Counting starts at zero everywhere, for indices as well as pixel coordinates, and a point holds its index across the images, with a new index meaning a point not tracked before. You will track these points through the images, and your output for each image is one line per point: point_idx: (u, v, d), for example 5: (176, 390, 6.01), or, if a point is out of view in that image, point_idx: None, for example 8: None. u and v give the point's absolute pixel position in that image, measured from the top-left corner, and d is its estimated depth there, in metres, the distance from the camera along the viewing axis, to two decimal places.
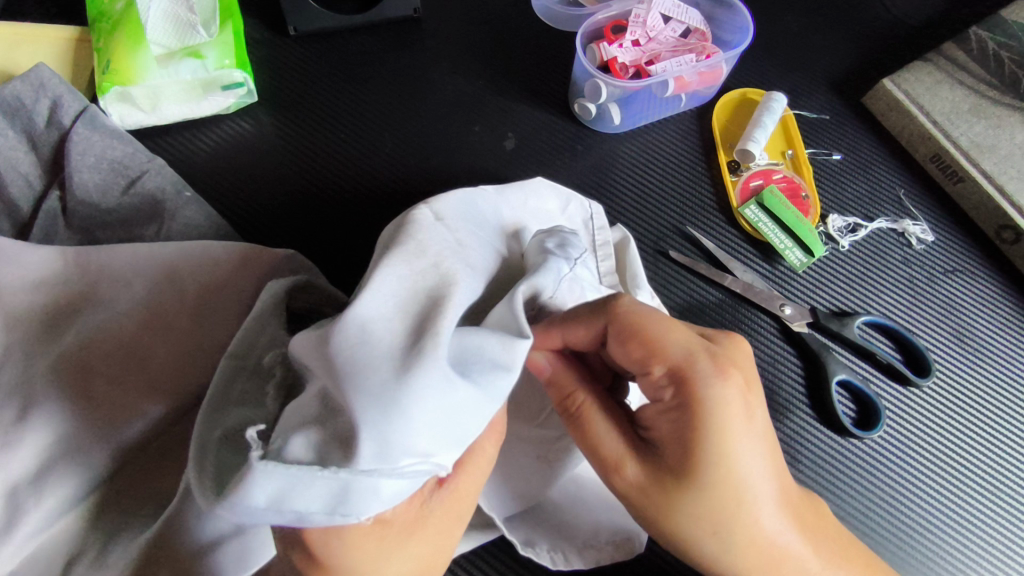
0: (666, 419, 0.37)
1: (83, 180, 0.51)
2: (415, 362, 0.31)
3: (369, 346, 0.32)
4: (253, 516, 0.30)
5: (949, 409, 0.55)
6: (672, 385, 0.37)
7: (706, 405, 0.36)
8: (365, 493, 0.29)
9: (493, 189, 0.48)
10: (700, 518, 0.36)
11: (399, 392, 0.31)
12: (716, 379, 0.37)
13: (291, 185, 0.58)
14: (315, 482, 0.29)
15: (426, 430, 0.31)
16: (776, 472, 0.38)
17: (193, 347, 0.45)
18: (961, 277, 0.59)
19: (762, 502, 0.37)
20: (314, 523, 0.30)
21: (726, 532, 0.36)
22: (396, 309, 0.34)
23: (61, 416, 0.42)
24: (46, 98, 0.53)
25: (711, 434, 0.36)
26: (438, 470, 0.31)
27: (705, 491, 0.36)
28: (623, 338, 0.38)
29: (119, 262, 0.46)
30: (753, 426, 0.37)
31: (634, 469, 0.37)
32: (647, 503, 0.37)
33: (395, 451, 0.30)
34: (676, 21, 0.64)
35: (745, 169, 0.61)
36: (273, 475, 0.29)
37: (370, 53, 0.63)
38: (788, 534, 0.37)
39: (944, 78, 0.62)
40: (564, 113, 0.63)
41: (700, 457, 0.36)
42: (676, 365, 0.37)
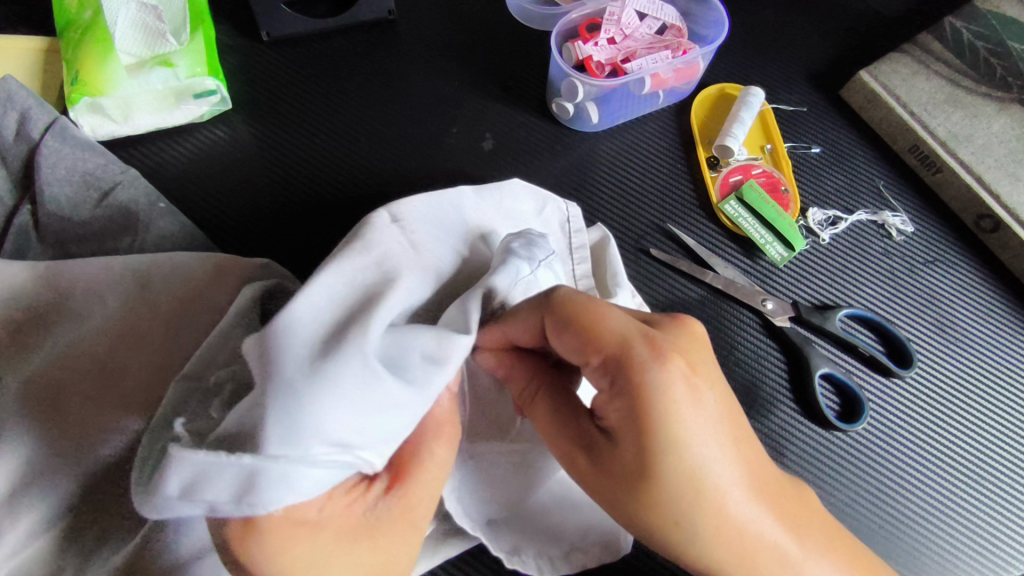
0: (614, 409, 0.35)
1: (54, 193, 0.50)
2: (347, 352, 0.32)
3: (298, 340, 0.33)
4: (177, 509, 0.30)
5: (928, 395, 0.55)
6: (613, 373, 0.34)
7: (648, 391, 0.33)
8: (275, 481, 0.29)
9: (470, 189, 0.47)
10: (662, 509, 0.34)
11: (324, 381, 0.31)
12: (655, 365, 0.33)
13: (270, 194, 0.57)
14: (223, 469, 0.29)
15: (349, 417, 0.31)
16: (743, 460, 0.34)
17: (167, 360, 0.45)
18: (942, 266, 0.59)
19: (724, 491, 0.33)
20: (225, 513, 0.30)
21: (688, 521, 0.33)
22: (334, 309, 0.35)
23: (33, 435, 0.41)
24: (14, 111, 0.52)
25: (658, 423, 0.33)
26: (355, 462, 0.31)
27: (657, 479, 0.33)
28: (560, 329, 0.35)
29: (91, 277, 0.45)
30: (704, 404, 0.34)
31: (586, 461, 0.36)
32: (605, 493, 0.36)
33: (309, 439, 0.30)
34: (651, 17, 0.64)
35: (724, 165, 0.61)
36: (187, 466, 0.29)
37: (346, 57, 0.63)
38: (764, 522, 0.34)
39: (920, 69, 0.62)
40: (541, 112, 0.62)
41: (646, 446, 0.33)
42: (612, 353, 0.34)
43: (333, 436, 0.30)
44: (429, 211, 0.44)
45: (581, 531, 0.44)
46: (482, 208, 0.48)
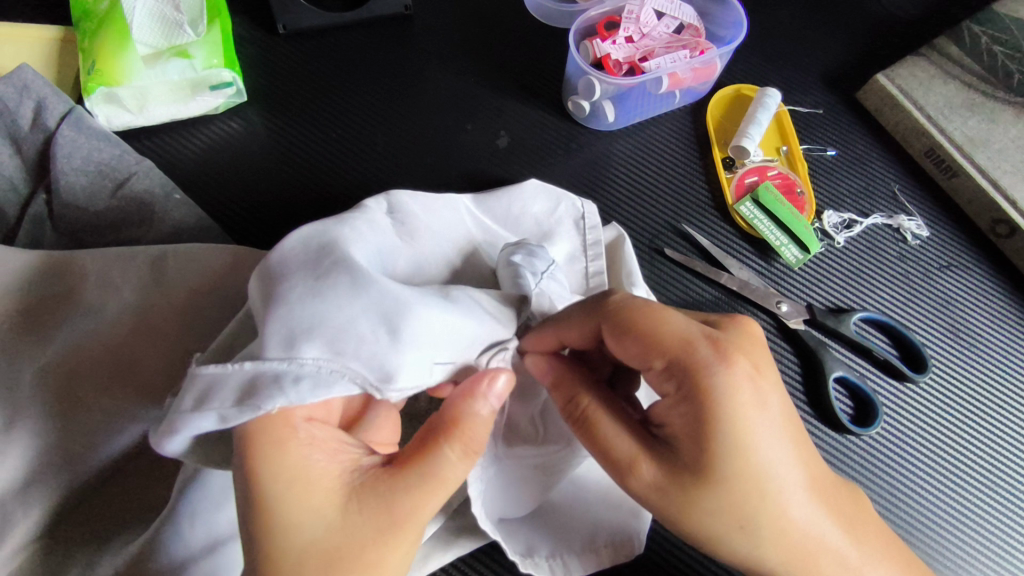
0: (678, 413, 0.34)
1: (70, 182, 0.50)
2: (341, 266, 0.35)
3: (294, 267, 0.35)
4: (187, 426, 0.32)
5: (950, 400, 0.55)
6: (676, 377, 0.34)
7: (714, 392, 0.33)
8: (269, 383, 0.31)
9: (471, 199, 0.51)
10: (727, 513, 0.33)
11: (317, 289, 0.34)
12: (720, 365, 0.33)
13: (284, 188, 0.57)
14: (227, 377, 0.32)
15: (341, 321, 0.33)
16: (803, 462, 0.34)
17: (181, 352, 0.44)
18: (957, 271, 0.59)
19: (783, 493, 0.33)
20: (232, 422, 0.32)
21: (754, 524, 0.33)
22: (318, 234, 0.38)
23: (45, 426, 0.41)
24: (30, 100, 0.52)
25: (722, 424, 0.33)
26: (348, 370, 0.32)
27: (725, 483, 0.33)
28: (619, 332, 0.36)
29: (106, 266, 0.45)
30: (769, 409, 0.34)
31: (648, 468, 0.34)
32: (666, 501, 0.34)
33: (302, 343, 0.32)
34: (669, 16, 0.63)
35: (740, 165, 0.61)
36: (201, 375, 0.32)
37: (360, 51, 0.63)
38: (823, 523, 0.34)
39: (938, 73, 0.62)
40: (557, 110, 0.62)
41: (712, 450, 0.33)
42: (676, 354, 0.34)
43: (325, 338, 0.32)
44: (418, 226, 0.46)
45: (595, 530, 0.44)
46: (479, 220, 0.50)
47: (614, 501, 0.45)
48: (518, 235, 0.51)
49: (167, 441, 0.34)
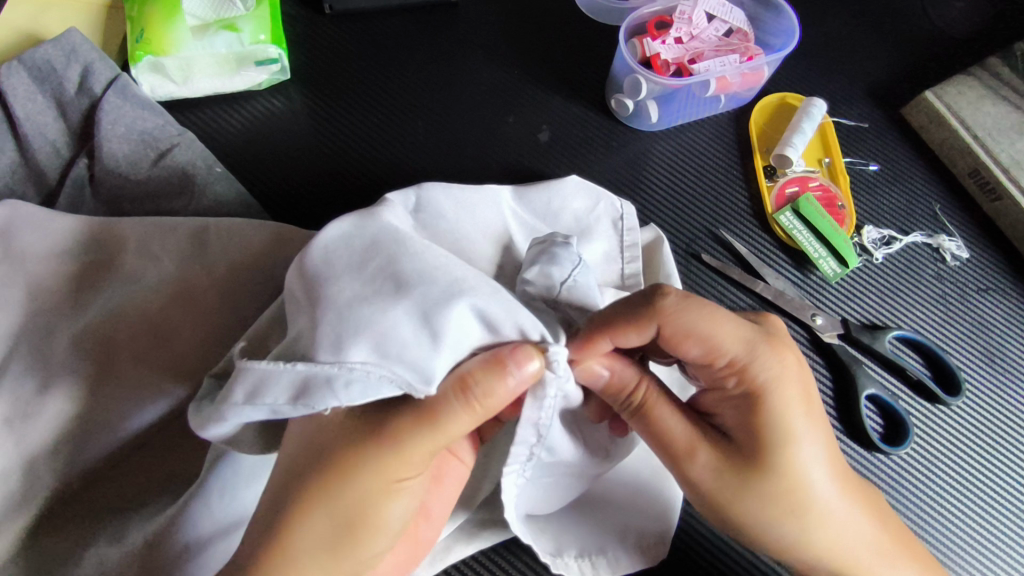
0: (732, 405, 0.38)
1: (112, 149, 0.50)
2: (386, 270, 0.33)
3: (334, 264, 0.34)
4: (236, 416, 0.32)
5: (982, 425, 0.54)
6: (735, 375, 0.37)
7: (770, 390, 0.36)
8: (322, 385, 0.30)
9: (510, 192, 0.49)
10: (782, 502, 0.36)
11: (362, 295, 0.32)
12: (774, 362, 0.37)
13: (323, 169, 0.57)
14: (279, 374, 0.31)
15: (387, 324, 0.32)
16: (835, 460, 0.38)
17: (218, 326, 0.44)
18: (994, 295, 0.58)
19: (821, 486, 0.37)
20: (286, 416, 0.31)
21: (802, 512, 0.37)
22: (358, 233, 0.36)
23: (82, 390, 0.41)
24: (77, 64, 0.52)
25: (776, 419, 0.36)
26: (392, 373, 0.31)
27: (778, 472, 0.36)
28: (678, 337, 0.36)
29: (147, 235, 0.45)
30: (811, 406, 0.38)
31: (705, 454, 0.37)
32: (721, 487, 0.37)
33: (346, 348, 0.31)
34: (719, 20, 0.63)
35: (781, 175, 0.60)
36: (249, 370, 0.32)
37: (404, 35, 0.62)
38: (853, 514, 0.38)
39: (987, 93, 0.61)
40: (599, 107, 0.62)
41: (768, 443, 0.36)
42: (735, 355, 0.37)
43: (372, 342, 0.31)
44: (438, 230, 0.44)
45: (622, 535, 0.44)
46: (515, 216, 0.48)
47: (641, 505, 0.45)
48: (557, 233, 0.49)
49: (210, 426, 0.33)
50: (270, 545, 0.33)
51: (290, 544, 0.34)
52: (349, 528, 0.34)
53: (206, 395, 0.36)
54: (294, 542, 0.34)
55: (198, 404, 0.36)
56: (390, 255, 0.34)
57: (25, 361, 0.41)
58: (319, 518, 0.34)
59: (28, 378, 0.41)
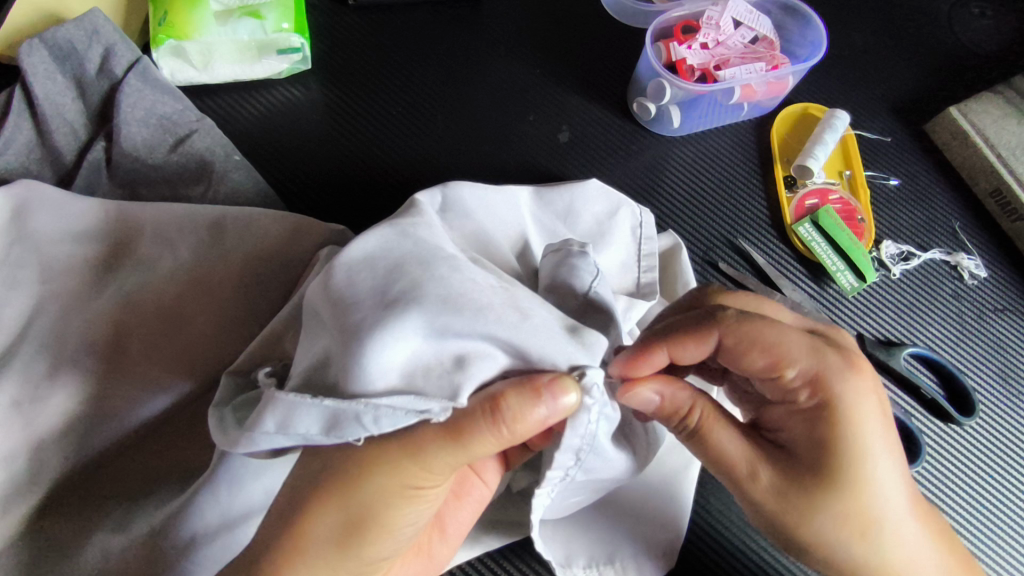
0: (801, 421, 0.37)
1: (130, 133, 0.49)
2: (407, 293, 0.33)
3: (357, 284, 0.34)
4: (266, 441, 0.32)
5: (993, 445, 0.54)
6: (806, 387, 0.36)
7: (843, 401, 0.36)
8: (351, 419, 0.30)
9: (532, 194, 0.49)
10: (852, 522, 0.36)
11: (381, 322, 0.32)
12: (849, 376, 0.36)
13: (340, 160, 0.56)
14: (308, 407, 0.31)
15: (408, 351, 0.32)
16: (907, 482, 0.37)
17: (233, 316, 0.44)
18: (1011, 316, 0.58)
19: (893, 507, 0.36)
20: (318, 444, 0.32)
21: (873, 533, 0.36)
22: (383, 253, 0.35)
23: (94, 376, 0.41)
24: (99, 46, 0.51)
25: (849, 435, 0.35)
26: (415, 405, 0.31)
27: (850, 492, 0.35)
28: (741, 349, 0.36)
29: (163, 221, 0.44)
30: (886, 426, 0.37)
31: (768, 476, 0.36)
32: (787, 508, 0.36)
33: (371, 375, 0.31)
34: (746, 27, 0.62)
35: (801, 186, 0.60)
36: (279, 401, 0.31)
37: (426, 28, 0.62)
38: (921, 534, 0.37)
39: (1010, 113, 0.61)
40: (621, 111, 0.61)
41: (840, 464, 0.35)
42: (807, 366, 0.36)
43: (401, 372, 0.32)
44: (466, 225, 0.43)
45: (627, 545, 0.44)
46: (534, 218, 0.48)
47: (645, 516, 0.45)
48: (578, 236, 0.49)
49: (237, 447, 0.34)
50: (284, 538, 0.34)
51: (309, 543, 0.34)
52: (364, 530, 0.34)
53: (225, 402, 0.37)
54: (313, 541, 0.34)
55: (222, 414, 0.36)
56: (413, 276, 0.34)
57: (35, 344, 0.41)
58: (332, 522, 0.34)
59: (35, 362, 0.40)
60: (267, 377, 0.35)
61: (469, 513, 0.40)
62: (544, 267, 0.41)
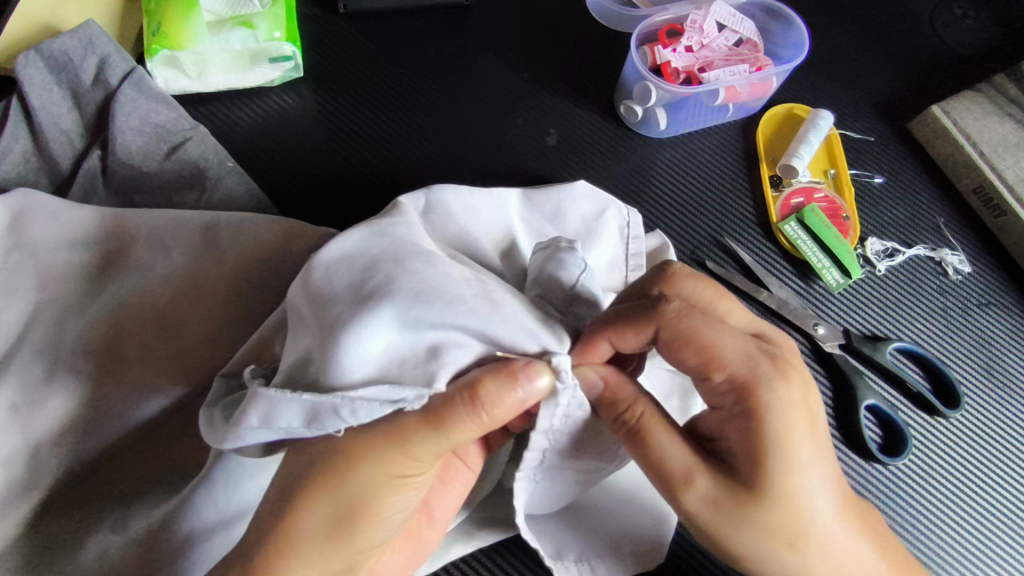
0: (734, 428, 0.36)
1: (126, 141, 0.50)
2: (383, 287, 0.34)
3: (334, 279, 0.35)
4: (252, 437, 0.33)
5: (978, 438, 0.54)
6: (733, 392, 0.36)
7: (772, 408, 0.35)
8: (329, 412, 0.31)
9: (519, 195, 0.49)
10: (774, 532, 0.35)
11: (357, 314, 0.33)
12: (778, 384, 0.35)
13: (331, 166, 0.57)
14: (289, 401, 0.32)
15: (383, 343, 0.33)
16: (836, 487, 0.37)
17: (227, 319, 0.44)
18: (995, 310, 0.59)
19: (820, 517, 0.36)
20: (300, 436, 0.32)
21: (801, 544, 0.35)
22: (360, 250, 0.36)
23: (92, 380, 0.42)
24: (94, 56, 0.52)
25: (777, 444, 0.35)
26: (388, 395, 0.32)
27: (775, 504, 0.35)
28: (673, 345, 0.37)
29: (157, 227, 0.45)
30: (818, 434, 0.36)
31: (703, 484, 0.35)
32: (719, 518, 0.35)
33: (348, 367, 0.32)
34: (730, 30, 0.63)
35: (787, 185, 0.61)
36: (262, 397, 0.32)
37: (416, 36, 0.63)
38: (851, 540, 0.37)
39: (992, 111, 0.62)
40: (609, 114, 0.62)
41: (767, 475, 0.35)
42: (737, 371, 0.36)
43: (374, 363, 0.33)
44: (450, 228, 0.44)
45: (617, 539, 0.45)
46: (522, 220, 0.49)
47: (639, 507, 0.46)
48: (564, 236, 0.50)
49: (223, 441, 0.34)
50: (277, 535, 0.34)
51: (300, 537, 0.34)
52: (357, 526, 0.35)
53: (216, 401, 0.38)
54: (304, 535, 0.34)
55: (212, 412, 0.37)
56: (389, 272, 0.35)
57: (34, 348, 0.41)
58: (330, 521, 0.34)
59: (33, 366, 0.41)
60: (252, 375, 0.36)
61: (454, 496, 0.41)
62: (533, 263, 0.41)
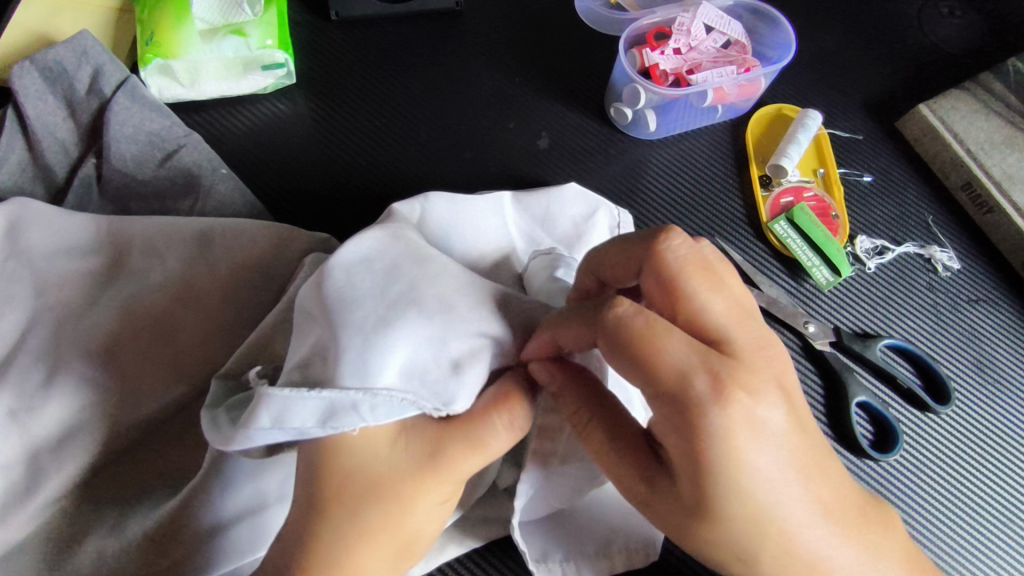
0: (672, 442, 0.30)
1: (120, 150, 0.51)
2: (406, 295, 0.35)
3: (353, 283, 0.35)
4: (261, 438, 0.33)
5: (970, 434, 0.55)
6: (670, 409, 0.29)
7: (706, 429, 0.28)
8: (349, 411, 0.32)
9: (512, 197, 0.50)
10: (725, 546, 0.30)
11: (386, 321, 0.34)
12: (712, 401, 0.28)
13: (324, 171, 0.58)
14: (305, 399, 0.32)
15: (408, 351, 0.34)
16: (811, 495, 0.30)
17: (221, 323, 0.45)
18: (984, 306, 0.59)
19: (790, 528, 0.30)
20: (312, 436, 0.33)
21: (752, 562, 0.30)
22: (378, 254, 0.36)
23: (88, 385, 0.42)
24: (88, 65, 0.53)
25: (720, 466, 0.28)
26: (413, 401, 0.33)
27: (719, 524, 0.29)
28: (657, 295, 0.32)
29: (152, 233, 0.45)
30: (770, 443, 0.29)
31: (637, 487, 0.33)
32: (658, 520, 0.33)
33: (372, 373, 0.33)
34: (718, 32, 0.64)
35: (777, 184, 0.61)
36: (271, 398, 0.32)
37: (407, 42, 0.63)
38: (837, 554, 0.30)
39: (979, 109, 0.62)
40: (600, 116, 0.63)
41: (705, 498, 0.29)
42: (666, 387, 0.29)
43: (401, 372, 0.34)
44: (446, 235, 0.46)
45: (606, 540, 0.45)
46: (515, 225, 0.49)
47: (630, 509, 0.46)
48: (556, 240, 0.50)
49: (230, 443, 0.34)
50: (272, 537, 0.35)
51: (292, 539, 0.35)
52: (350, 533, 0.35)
53: (217, 402, 0.38)
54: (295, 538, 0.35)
55: (215, 415, 0.37)
56: (409, 279, 0.36)
57: (32, 354, 0.42)
58: (384, 534, 0.35)
59: (32, 372, 0.42)
60: (257, 375, 0.37)
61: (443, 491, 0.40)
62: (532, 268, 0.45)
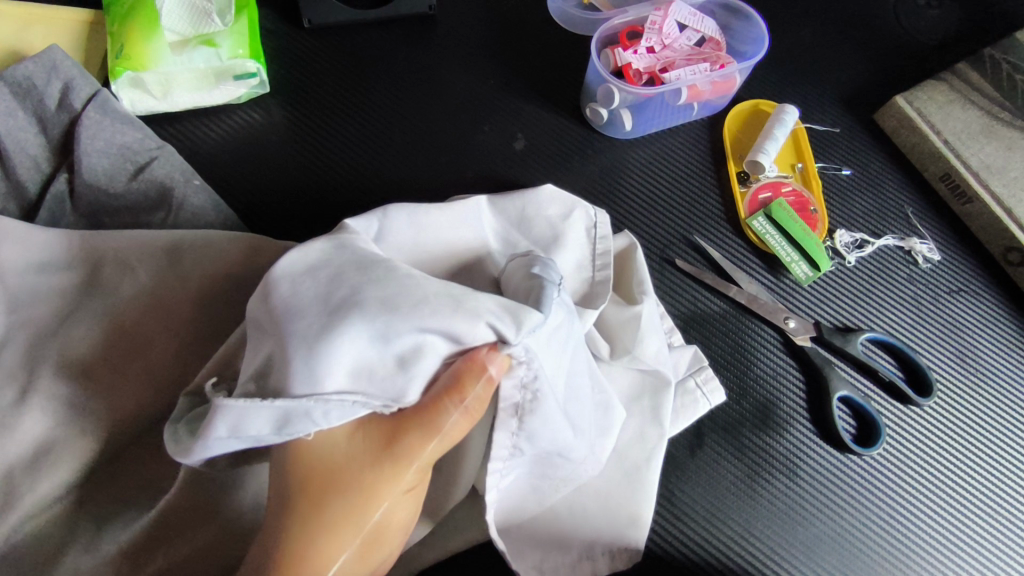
0: None
1: (92, 163, 0.50)
2: (348, 299, 0.34)
3: (298, 292, 0.35)
4: (220, 446, 0.34)
5: (952, 425, 0.55)
6: None
7: None
8: (302, 417, 0.33)
9: (488, 201, 0.50)
10: None
11: (329, 326, 0.33)
12: None
13: (299, 179, 0.58)
14: (260, 409, 0.33)
15: (356, 353, 0.33)
16: None
17: (195, 336, 0.45)
18: (965, 297, 0.59)
19: None
20: (270, 442, 0.34)
21: None
22: (322, 262, 0.37)
23: (59, 402, 0.42)
24: (58, 81, 0.53)
25: None
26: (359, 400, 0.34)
27: None
28: None
29: (123, 247, 0.45)
30: None
31: None
32: None
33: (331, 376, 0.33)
34: (691, 29, 0.64)
35: (755, 180, 0.61)
36: (227, 409, 0.33)
37: (381, 48, 0.63)
38: None
39: (956, 98, 0.62)
40: (575, 117, 0.63)
41: None
42: None
43: (350, 373, 0.34)
44: (415, 245, 0.46)
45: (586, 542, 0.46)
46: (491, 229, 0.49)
47: (612, 511, 0.46)
48: (531, 243, 0.50)
49: (190, 453, 0.35)
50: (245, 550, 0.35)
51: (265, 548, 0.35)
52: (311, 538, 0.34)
53: (181, 417, 0.38)
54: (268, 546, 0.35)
55: (176, 428, 0.37)
56: (353, 283, 0.35)
57: (3, 372, 0.42)
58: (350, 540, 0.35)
59: (3, 390, 0.41)
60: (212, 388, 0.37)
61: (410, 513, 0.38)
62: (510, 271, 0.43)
